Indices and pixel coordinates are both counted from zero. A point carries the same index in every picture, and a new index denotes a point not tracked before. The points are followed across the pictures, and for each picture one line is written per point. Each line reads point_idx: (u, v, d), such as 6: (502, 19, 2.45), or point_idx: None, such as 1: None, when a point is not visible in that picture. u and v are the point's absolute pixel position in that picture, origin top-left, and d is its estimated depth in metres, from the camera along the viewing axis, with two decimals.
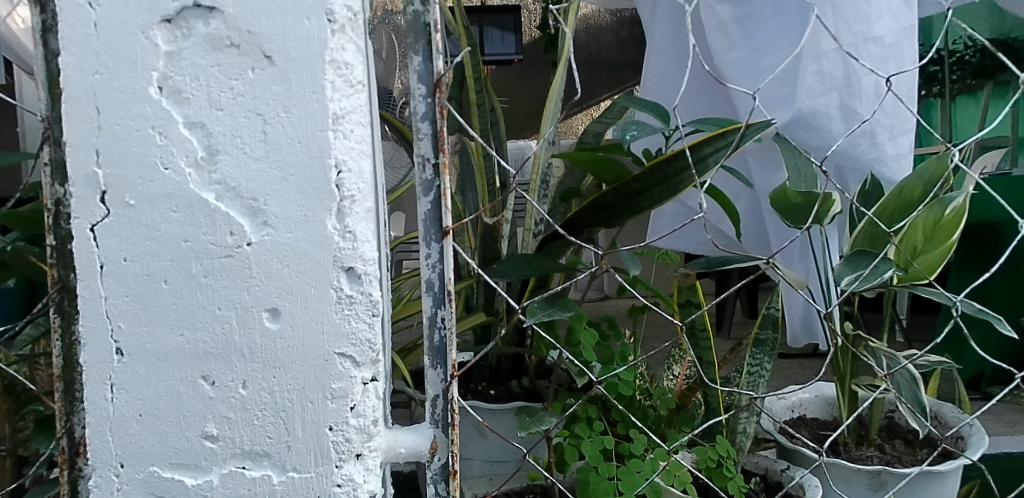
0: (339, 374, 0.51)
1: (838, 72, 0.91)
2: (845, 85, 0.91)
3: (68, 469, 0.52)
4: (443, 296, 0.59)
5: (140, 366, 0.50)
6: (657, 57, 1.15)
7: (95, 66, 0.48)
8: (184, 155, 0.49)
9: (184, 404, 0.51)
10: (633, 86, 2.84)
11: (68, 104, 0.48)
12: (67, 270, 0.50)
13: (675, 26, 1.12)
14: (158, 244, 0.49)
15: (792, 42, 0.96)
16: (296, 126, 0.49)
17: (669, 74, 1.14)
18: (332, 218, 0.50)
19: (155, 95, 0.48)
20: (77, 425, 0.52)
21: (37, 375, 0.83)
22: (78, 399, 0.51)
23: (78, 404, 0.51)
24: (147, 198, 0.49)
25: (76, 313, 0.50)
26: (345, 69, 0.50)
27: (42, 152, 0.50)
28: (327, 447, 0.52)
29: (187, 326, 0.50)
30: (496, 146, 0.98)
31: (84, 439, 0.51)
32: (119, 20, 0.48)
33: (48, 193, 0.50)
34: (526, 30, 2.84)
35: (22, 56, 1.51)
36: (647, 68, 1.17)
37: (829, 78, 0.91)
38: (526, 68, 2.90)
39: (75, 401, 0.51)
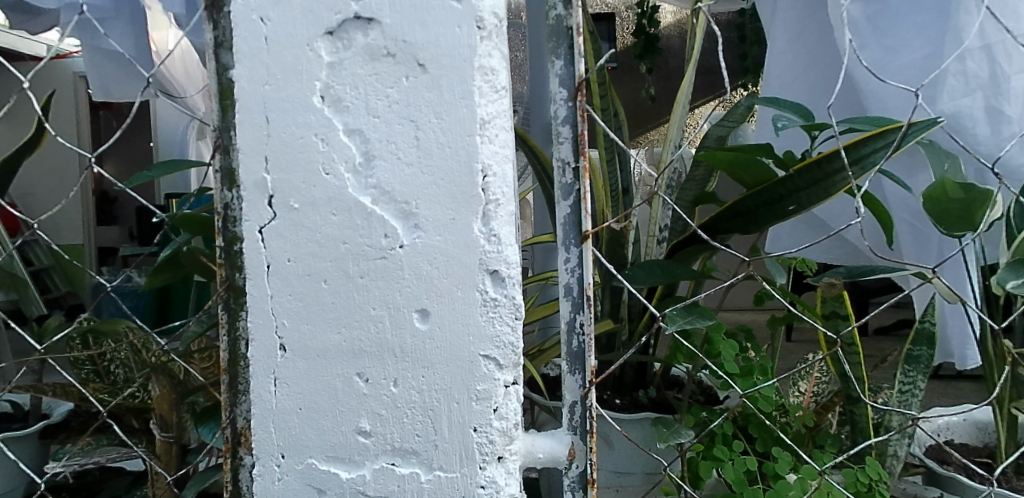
0: (483, 376, 0.52)
1: (984, 72, 0.85)
2: (991, 84, 0.85)
3: (231, 458, 0.56)
4: (582, 300, 0.59)
5: (302, 362, 0.53)
6: (780, 56, 1.10)
7: (266, 76, 0.51)
8: (343, 161, 0.51)
9: (341, 400, 0.53)
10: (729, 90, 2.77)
11: (241, 114, 0.51)
12: (233, 270, 0.55)
13: (799, 29, 1.08)
14: (319, 245, 0.52)
15: (931, 40, 0.90)
16: (448, 131, 0.51)
17: (792, 76, 1.10)
18: (478, 222, 0.51)
19: (318, 105, 0.51)
20: (239, 417, 0.56)
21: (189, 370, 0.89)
22: (240, 392, 0.55)
23: (240, 397, 0.55)
24: (310, 201, 0.51)
25: (241, 311, 0.55)
26: (492, 75, 0.52)
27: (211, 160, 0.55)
28: (472, 448, 0.53)
29: (344, 325, 0.52)
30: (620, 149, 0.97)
31: (245, 429, 0.56)
32: (287, 33, 0.51)
33: (218, 198, 0.54)
34: (619, 39, 2.82)
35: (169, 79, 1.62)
36: (770, 68, 1.12)
37: (973, 78, 0.85)
38: (619, 75, 2.88)
39: (239, 394, 0.55)
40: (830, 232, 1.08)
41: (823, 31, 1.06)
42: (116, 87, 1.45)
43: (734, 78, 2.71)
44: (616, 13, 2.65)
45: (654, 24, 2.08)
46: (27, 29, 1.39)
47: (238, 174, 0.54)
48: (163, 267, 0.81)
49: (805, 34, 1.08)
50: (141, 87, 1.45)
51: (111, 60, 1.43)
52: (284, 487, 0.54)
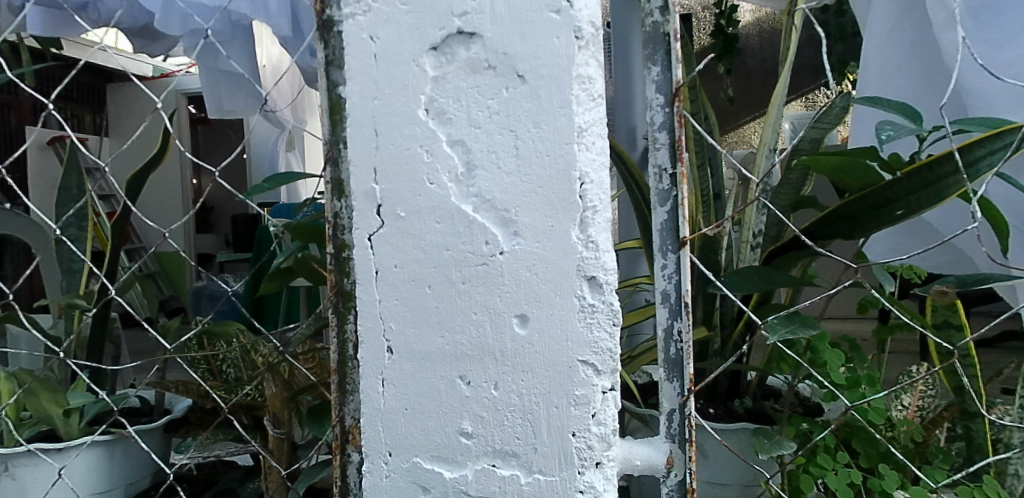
0: (582, 382, 0.54)
1: None
2: None
3: (339, 454, 0.60)
4: (680, 307, 0.58)
5: (408, 364, 0.56)
6: (875, 57, 1.07)
7: (375, 90, 0.56)
8: (446, 171, 0.55)
9: (444, 401, 0.55)
10: (816, 88, 2.69)
11: (353, 128, 0.56)
12: (341, 276, 0.59)
13: (892, 29, 1.05)
14: (424, 252, 0.55)
15: None
16: (545, 140, 0.54)
17: (889, 74, 1.06)
18: (576, 229, 0.53)
19: (423, 117, 0.55)
20: (347, 415, 0.61)
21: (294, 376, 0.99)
22: (348, 392, 0.60)
23: (348, 396, 0.60)
24: (416, 209, 0.56)
25: (348, 311, 0.60)
26: (589, 84, 0.54)
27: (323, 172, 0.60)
28: (571, 453, 0.54)
29: (448, 329, 0.55)
30: (710, 154, 0.97)
31: (352, 427, 0.60)
32: (395, 50, 0.56)
33: (329, 207, 0.59)
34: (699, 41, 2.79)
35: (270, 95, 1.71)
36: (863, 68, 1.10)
37: None
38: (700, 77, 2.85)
39: (347, 394, 0.60)
40: (940, 241, 1.03)
41: (921, 29, 1.03)
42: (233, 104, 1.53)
43: (817, 76, 2.64)
44: (694, 14, 2.62)
45: (733, 25, 2.06)
46: (150, 52, 1.50)
47: (346, 184, 0.59)
48: (278, 274, 0.92)
49: (905, 24, 1.03)
50: (255, 105, 1.54)
51: (228, 79, 1.52)
52: (391, 485, 0.57)
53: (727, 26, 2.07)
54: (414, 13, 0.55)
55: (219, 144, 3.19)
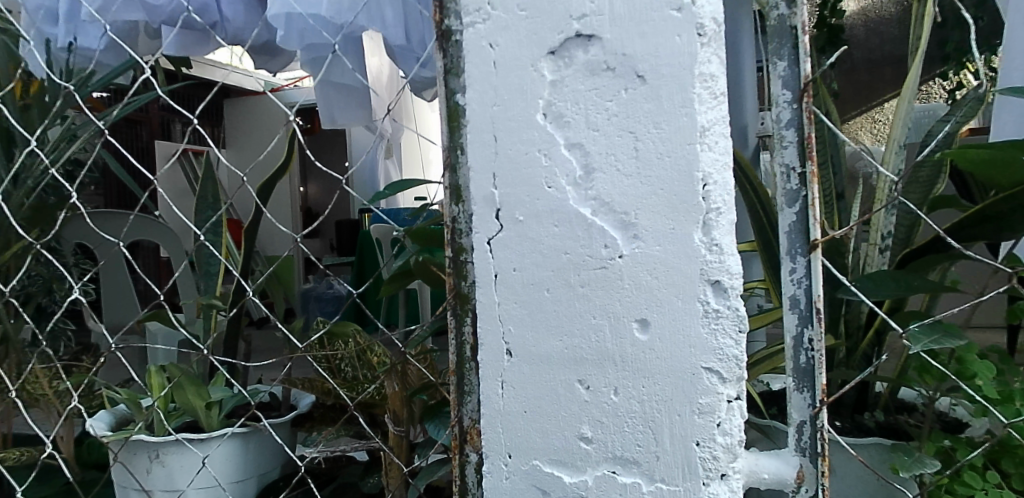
0: (706, 390, 0.53)
1: None
2: None
3: (458, 453, 0.63)
4: (811, 314, 0.56)
5: (527, 366, 0.57)
6: None
7: (494, 97, 0.57)
8: (564, 175, 0.55)
9: (563, 405, 0.56)
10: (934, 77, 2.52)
11: (473, 133, 0.58)
12: (459, 278, 0.61)
13: None
14: (542, 255, 0.56)
15: None
16: (666, 142, 0.53)
17: None
18: (699, 232, 0.52)
19: (541, 121, 0.56)
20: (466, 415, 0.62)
21: (410, 376, 1.02)
22: (467, 392, 0.62)
23: (466, 395, 0.62)
24: (535, 213, 0.56)
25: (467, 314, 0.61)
26: (711, 81, 0.53)
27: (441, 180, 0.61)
28: (695, 462, 0.53)
29: (567, 332, 0.55)
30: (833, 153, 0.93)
31: (471, 427, 0.62)
32: (514, 56, 0.56)
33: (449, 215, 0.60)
34: None
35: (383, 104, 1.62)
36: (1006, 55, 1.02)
37: None
38: None
39: (465, 393, 0.62)
40: None
41: None
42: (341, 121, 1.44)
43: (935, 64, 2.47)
44: None
45: (838, 15, 1.95)
46: (268, 69, 1.59)
47: (464, 190, 0.60)
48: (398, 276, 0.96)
49: None
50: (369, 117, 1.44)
51: (340, 91, 1.43)
52: (512, 486, 0.58)
53: (831, 17, 1.97)
54: (532, 19, 0.56)
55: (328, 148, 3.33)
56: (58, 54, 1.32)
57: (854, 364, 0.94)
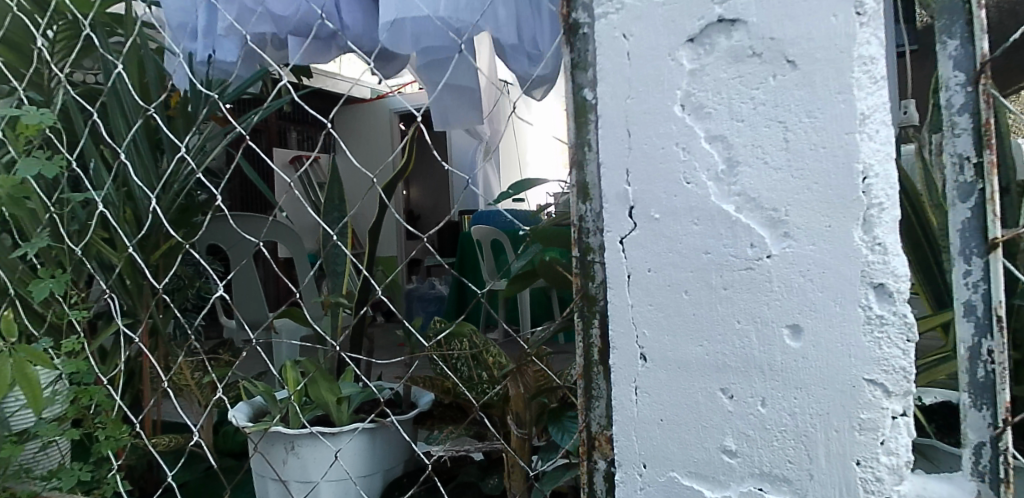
0: (868, 404, 0.49)
1: None
2: None
3: (586, 461, 0.69)
4: (988, 319, 0.54)
5: (663, 373, 0.55)
6: None
7: (628, 89, 0.55)
8: (705, 169, 0.53)
9: (705, 415, 0.54)
10: None
11: (605, 128, 0.56)
12: (585, 280, 0.67)
13: None
14: (679, 255, 0.53)
15: None
16: (820, 133, 0.50)
17: None
18: (859, 230, 0.49)
19: (679, 113, 0.53)
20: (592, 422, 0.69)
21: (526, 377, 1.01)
22: (592, 395, 0.68)
23: (592, 400, 0.68)
24: (671, 210, 0.54)
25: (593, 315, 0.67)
26: (871, 65, 0.49)
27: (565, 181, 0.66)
28: (854, 481, 0.51)
29: (707, 338, 0.53)
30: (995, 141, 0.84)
31: (597, 434, 0.68)
32: (649, 46, 0.55)
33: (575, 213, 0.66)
34: None
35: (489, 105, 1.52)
36: None
37: None
38: None
39: (591, 397, 0.68)
40: None
41: None
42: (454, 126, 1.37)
43: None
44: None
45: None
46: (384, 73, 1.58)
47: (591, 188, 0.64)
48: (523, 275, 0.97)
49: None
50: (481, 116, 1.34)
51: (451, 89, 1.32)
52: (646, 496, 0.57)
53: None
54: (670, 5, 0.54)
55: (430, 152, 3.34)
56: (198, 67, 1.40)
57: (1023, 380, 0.85)
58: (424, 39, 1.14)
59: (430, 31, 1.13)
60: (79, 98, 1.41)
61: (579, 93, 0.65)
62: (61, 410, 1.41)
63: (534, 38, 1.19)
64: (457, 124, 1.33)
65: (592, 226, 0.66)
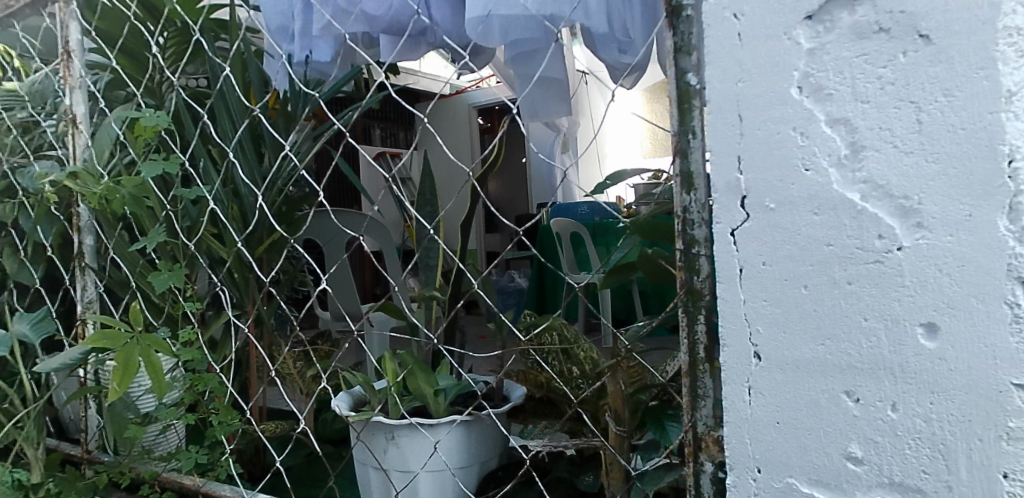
0: (1015, 411, 0.52)
1: None
2: None
3: (692, 462, 0.73)
4: None
5: (777, 373, 0.61)
6: None
7: (740, 73, 0.62)
8: (826, 155, 0.57)
9: (826, 421, 0.59)
10: None
11: (716, 113, 0.63)
12: (690, 274, 0.72)
13: None
14: (797, 246, 0.59)
15: None
16: (959, 111, 0.53)
17: None
18: (1004, 219, 0.51)
19: (796, 95, 0.59)
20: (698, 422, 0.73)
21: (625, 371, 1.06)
22: (699, 395, 0.72)
23: (699, 399, 0.72)
24: (788, 201, 0.59)
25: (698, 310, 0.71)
26: (1018, 36, 0.52)
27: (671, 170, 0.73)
28: (1000, 492, 0.53)
29: (828, 337, 0.58)
30: None
31: (703, 435, 0.72)
32: (763, 24, 0.60)
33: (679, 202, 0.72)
34: None
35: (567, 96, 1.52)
36: None
37: None
38: None
39: (698, 396, 0.72)
40: None
41: None
42: (540, 117, 1.39)
43: None
44: None
45: None
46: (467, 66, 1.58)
47: (695, 179, 0.71)
48: (619, 267, 0.95)
49: None
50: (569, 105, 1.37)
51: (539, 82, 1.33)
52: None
53: None
54: None
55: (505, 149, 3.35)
56: (295, 68, 1.43)
57: None
58: (510, 32, 1.10)
59: (520, 22, 1.10)
60: (192, 100, 1.50)
61: (683, 77, 0.71)
62: (179, 395, 1.49)
63: (624, 27, 1.18)
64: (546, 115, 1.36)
65: (696, 216, 0.71)
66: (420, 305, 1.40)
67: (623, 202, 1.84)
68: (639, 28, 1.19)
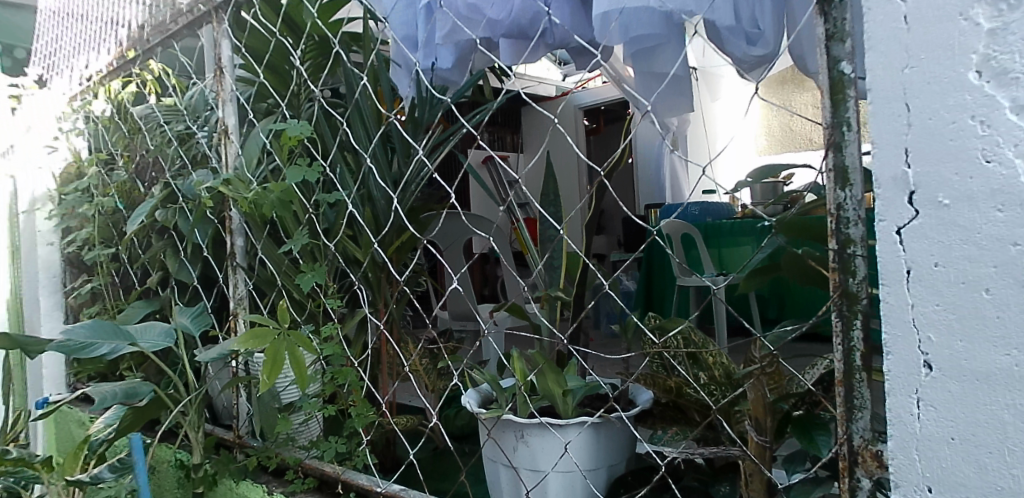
0: None
1: None
2: None
3: (847, 478, 0.77)
4: None
5: (954, 385, 0.63)
6: None
7: (907, 59, 0.64)
8: (1011, 147, 0.59)
9: (1011, 437, 0.60)
10: None
11: (882, 101, 0.66)
12: (844, 276, 0.75)
13: None
14: (978, 246, 0.61)
15: None
16: None
17: None
18: None
19: (976, 81, 0.60)
20: (853, 434, 0.76)
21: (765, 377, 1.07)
22: (854, 406, 0.75)
23: (855, 410, 0.75)
24: (965, 197, 0.61)
25: (854, 316, 0.74)
26: None
27: (824, 163, 0.76)
28: None
29: (1014, 346, 0.59)
30: None
31: (860, 450, 0.76)
32: (933, 7, 0.63)
33: (833, 197, 0.75)
34: None
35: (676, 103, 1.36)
36: None
37: None
38: None
39: (853, 405, 0.75)
40: None
41: None
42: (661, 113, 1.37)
43: None
44: None
45: None
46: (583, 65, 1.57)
47: (849, 173, 0.74)
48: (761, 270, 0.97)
49: None
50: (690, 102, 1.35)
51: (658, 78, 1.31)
52: None
53: None
54: None
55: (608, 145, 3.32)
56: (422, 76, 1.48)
57: None
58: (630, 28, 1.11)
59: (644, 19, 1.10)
60: (331, 110, 1.58)
61: (838, 66, 0.74)
62: (320, 388, 1.57)
63: (752, 17, 1.14)
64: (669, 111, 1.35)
65: (852, 214, 0.74)
66: (544, 305, 1.42)
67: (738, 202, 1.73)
68: (768, 17, 1.14)
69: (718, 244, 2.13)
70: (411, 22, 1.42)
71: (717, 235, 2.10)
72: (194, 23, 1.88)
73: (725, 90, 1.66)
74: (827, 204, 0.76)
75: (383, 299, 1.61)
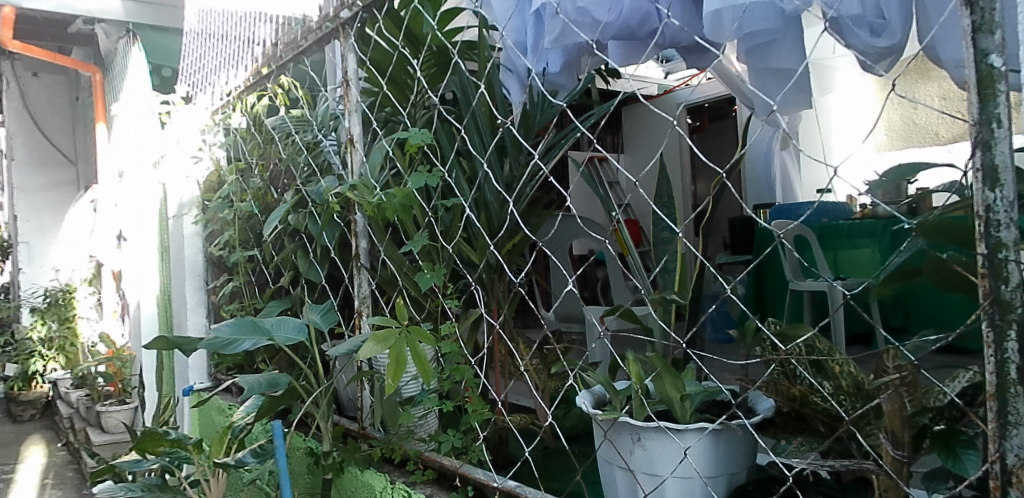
0: None
1: None
2: None
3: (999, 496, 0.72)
4: None
5: None
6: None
7: None
8: None
9: None
10: None
11: None
12: (995, 282, 0.71)
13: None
14: None
15: None
16: None
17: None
18: None
19: None
20: (1007, 451, 0.71)
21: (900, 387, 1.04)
22: (1009, 420, 0.71)
23: (1009, 424, 0.71)
24: None
25: (1008, 325, 0.70)
26: None
27: (971, 162, 0.72)
28: None
29: None
30: None
31: (1014, 468, 0.71)
32: None
33: (981, 198, 0.71)
34: None
35: (791, 102, 1.30)
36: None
37: None
38: None
39: (1007, 420, 0.71)
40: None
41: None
42: (784, 110, 1.32)
43: None
44: None
45: None
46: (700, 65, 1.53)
47: (1000, 172, 0.70)
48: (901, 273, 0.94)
49: None
50: (809, 99, 1.29)
51: (776, 74, 1.26)
52: None
53: None
54: None
55: (722, 138, 3.23)
56: (535, 82, 1.50)
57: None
58: (747, 24, 1.10)
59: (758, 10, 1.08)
60: (450, 117, 1.63)
61: (987, 59, 0.70)
62: (438, 384, 1.62)
63: (877, 6, 1.09)
64: (789, 107, 1.29)
65: (1002, 215, 0.70)
66: (659, 307, 1.40)
67: (854, 202, 1.61)
68: (895, 7, 1.08)
69: (835, 247, 1.99)
70: (523, 28, 1.42)
71: (834, 237, 1.95)
72: (321, 40, 1.98)
73: (839, 83, 1.57)
74: (975, 205, 0.72)
75: (496, 299, 1.64)
